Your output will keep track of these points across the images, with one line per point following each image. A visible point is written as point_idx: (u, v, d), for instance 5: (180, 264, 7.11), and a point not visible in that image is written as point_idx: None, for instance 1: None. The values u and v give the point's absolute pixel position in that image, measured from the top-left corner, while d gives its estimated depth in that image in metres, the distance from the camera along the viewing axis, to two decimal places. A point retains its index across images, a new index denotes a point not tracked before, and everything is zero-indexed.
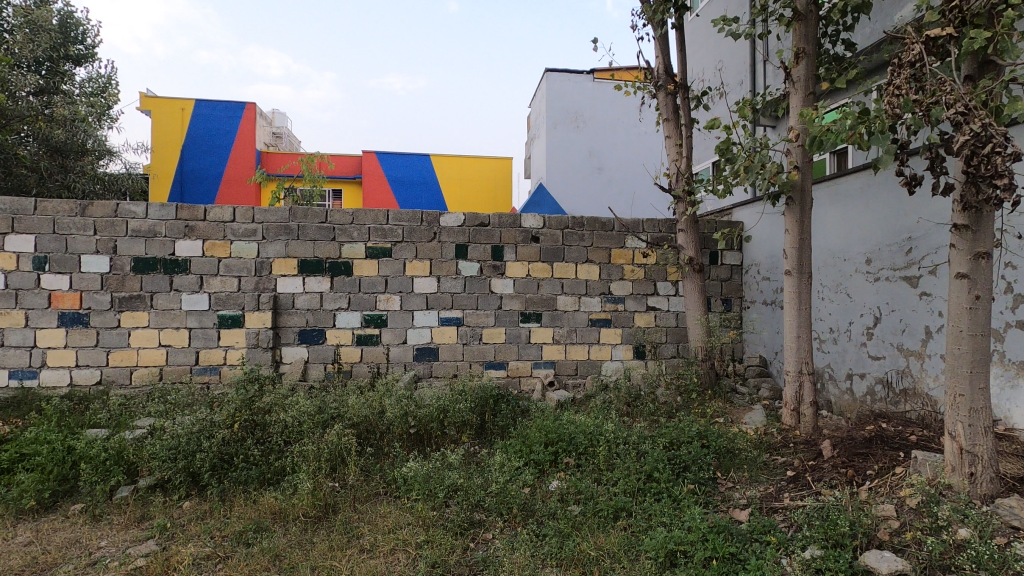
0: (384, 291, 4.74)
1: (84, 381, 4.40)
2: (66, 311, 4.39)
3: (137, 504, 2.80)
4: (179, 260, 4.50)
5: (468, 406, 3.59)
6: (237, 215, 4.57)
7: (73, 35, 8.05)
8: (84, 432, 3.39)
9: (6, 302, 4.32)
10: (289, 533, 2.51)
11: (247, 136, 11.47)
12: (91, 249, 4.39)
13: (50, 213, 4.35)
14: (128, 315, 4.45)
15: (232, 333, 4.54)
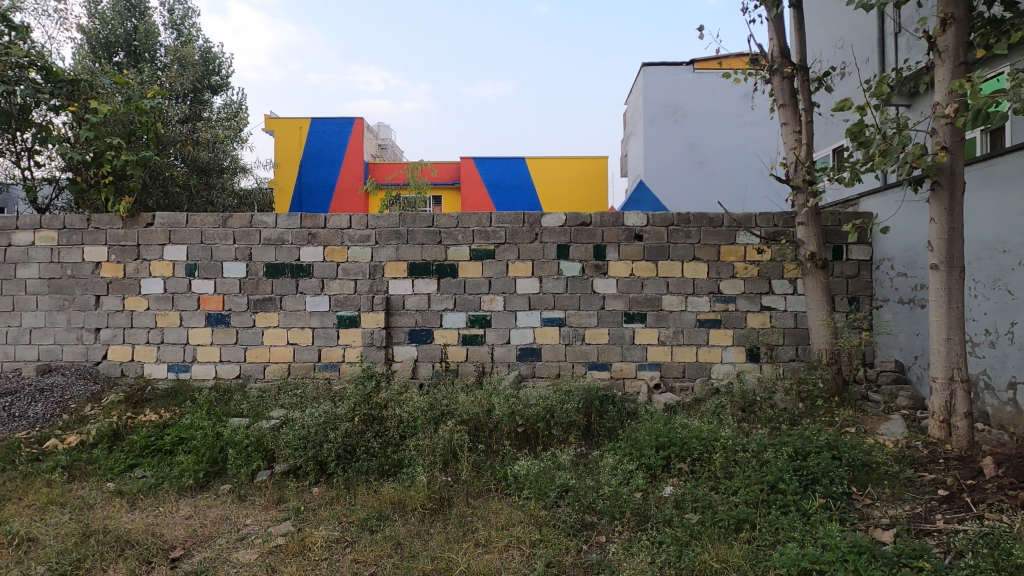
0: (488, 292, 4.84)
1: (227, 375, 4.91)
2: (211, 311, 4.92)
3: (274, 487, 3.06)
4: (304, 265, 4.89)
5: (575, 406, 3.56)
6: (353, 222, 4.88)
7: (213, 67, 9.07)
8: (229, 420, 3.79)
9: (165, 305, 4.94)
10: (409, 523, 2.62)
11: (356, 149, 12.29)
12: (231, 256, 4.90)
13: (199, 225, 4.93)
14: (262, 315, 4.90)
15: (349, 333, 4.85)
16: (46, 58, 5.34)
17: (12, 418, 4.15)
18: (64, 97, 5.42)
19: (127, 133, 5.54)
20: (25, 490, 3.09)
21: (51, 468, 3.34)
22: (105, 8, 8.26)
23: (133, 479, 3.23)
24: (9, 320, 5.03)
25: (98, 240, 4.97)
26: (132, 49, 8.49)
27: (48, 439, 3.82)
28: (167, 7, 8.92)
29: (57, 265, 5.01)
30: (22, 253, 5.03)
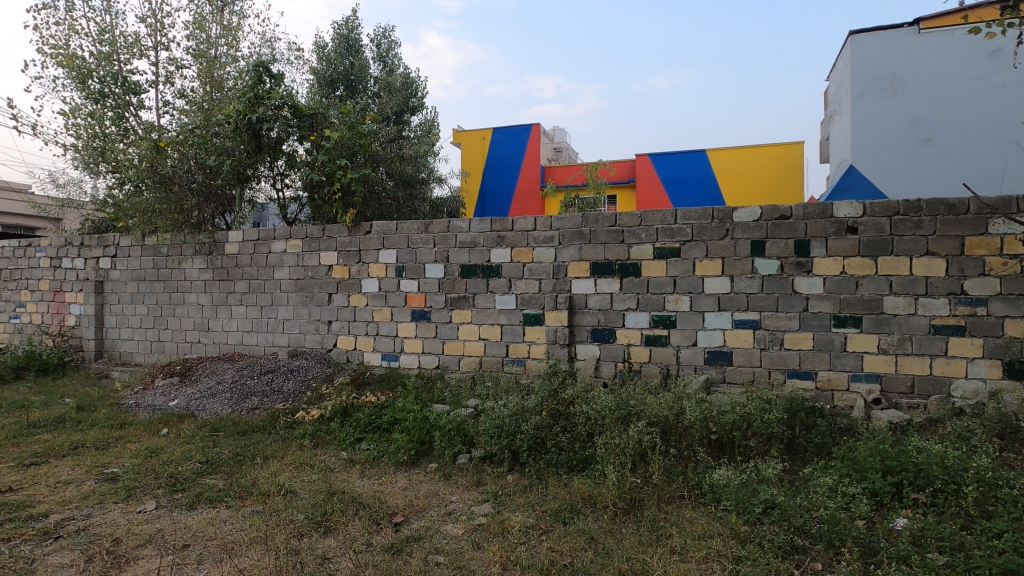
0: (673, 291, 4.67)
1: (428, 365, 5.46)
2: (416, 308, 5.52)
3: (473, 470, 3.32)
4: (493, 266, 5.23)
5: (777, 417, 3.25)
6: (538, 224, 5.08)
7: (413, 90, 10.15)
8: (433, 406, 4.21)
9: (379, 302, 5.68)
10: (600, 520, 2.64)
11: (533, 155, 12.78)
12: (432, 259, 5.45)
13: (406, 232, 5.57)
14: (457, 313, 5.36)
15: (534, 330, 5.07)
16: (294, 97, 6.52)
17: (273, 391, 5.13)
18: (306, 129, 6.54)
19: (350, 154, 6.51)
20: (285, 451, 3.80)
21: (302, 435, 4.07)
22: (329, 51, 9.70)
23: (360, 450, 3.77)
24: (269, 313, 6.24)
25: (330, 247, 5.91)
26: (349, 83, 9.85)
27: (298, 410, 4.65)
28: (375, 43, 10.21)
29: (302, 267, 6.07)
30: (278, 258, 6.20)
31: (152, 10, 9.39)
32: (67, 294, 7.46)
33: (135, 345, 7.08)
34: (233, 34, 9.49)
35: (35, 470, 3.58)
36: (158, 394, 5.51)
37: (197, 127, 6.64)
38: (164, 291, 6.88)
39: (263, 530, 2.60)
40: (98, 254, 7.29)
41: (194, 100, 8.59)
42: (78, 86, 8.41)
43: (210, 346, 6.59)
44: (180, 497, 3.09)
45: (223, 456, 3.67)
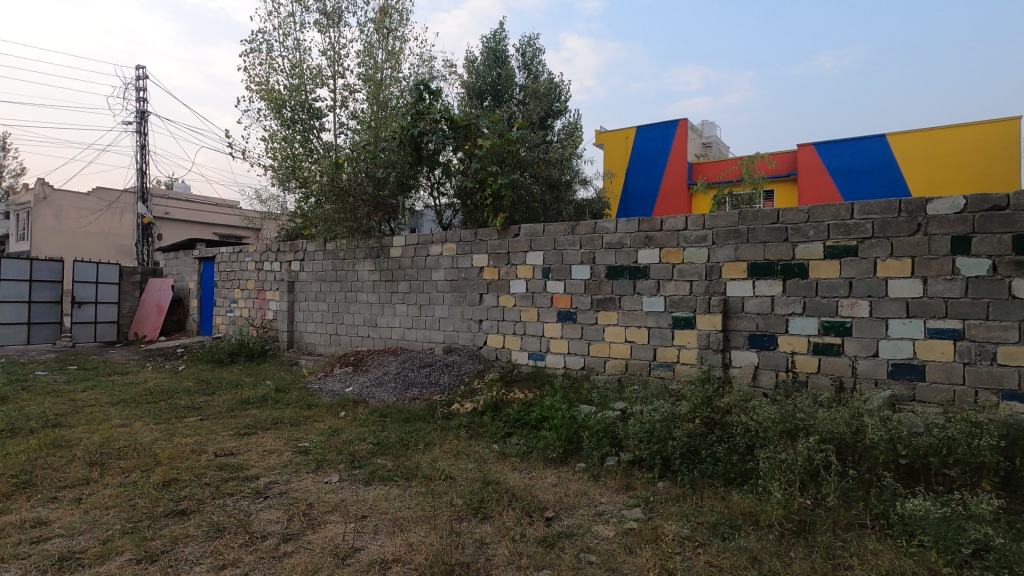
0: (848, 295, 4.17)
1: (574, 366, 5.50)
2: (562, 309, 5.60)
3: (622, 473, 3.28)
4: (641, 267, 5.11)
5: (989, 444, 2.76)
6: (689, 223, 4.87)
7: (557, 95, 10.30)
8: (580, 406, 4.24)
9: (527, 302, 5.86)
10: (764, 539, 2.45)
11: (679, 152, 12.24)
12: (578, 260, 5.49)
13: (553, 234, 5.68)
14: (603, 314, 5.33)
15: (685, 334, 4.85)
16: (450, 111, 6.96)
17: (431, 383, 5.55)
18: (461, 139, 6.96)
19: (501, 161, 6.78)
20: (443, 439, 4.08)
21: (458, 426, 4.35)
22: (479, 64, 10.19)
23: (511, 444, 3.92)
24: (427, 311, 6.76)
25: (482, 249, 6.24)
26: (496, 93, 10.26)
27: (453, 403, 4.97)
28: (521, 52, 10.53)
29: (456, 269, 6.48)
30: (435, 261, 6.69)
31: (331, 43, 10.67)
32: (267, 292, 8.79)
33: (318, 337, 8.11)
34: (396, 57, 10.44)
35: (247, 439, 4.27)
36: (337, 381, 6.26)
37: (368, 144, 7.43)
38: (341, 290, 7.79)
39: (426, 510, 2.83)
40: (290, 258, 8.48)
41: (364, 120, 9.60)
42: (275, 115, 9.86)
43: (377, 340, 7.33)
44: (358, 472, 3.47)
45: (391, 440, 4.05)
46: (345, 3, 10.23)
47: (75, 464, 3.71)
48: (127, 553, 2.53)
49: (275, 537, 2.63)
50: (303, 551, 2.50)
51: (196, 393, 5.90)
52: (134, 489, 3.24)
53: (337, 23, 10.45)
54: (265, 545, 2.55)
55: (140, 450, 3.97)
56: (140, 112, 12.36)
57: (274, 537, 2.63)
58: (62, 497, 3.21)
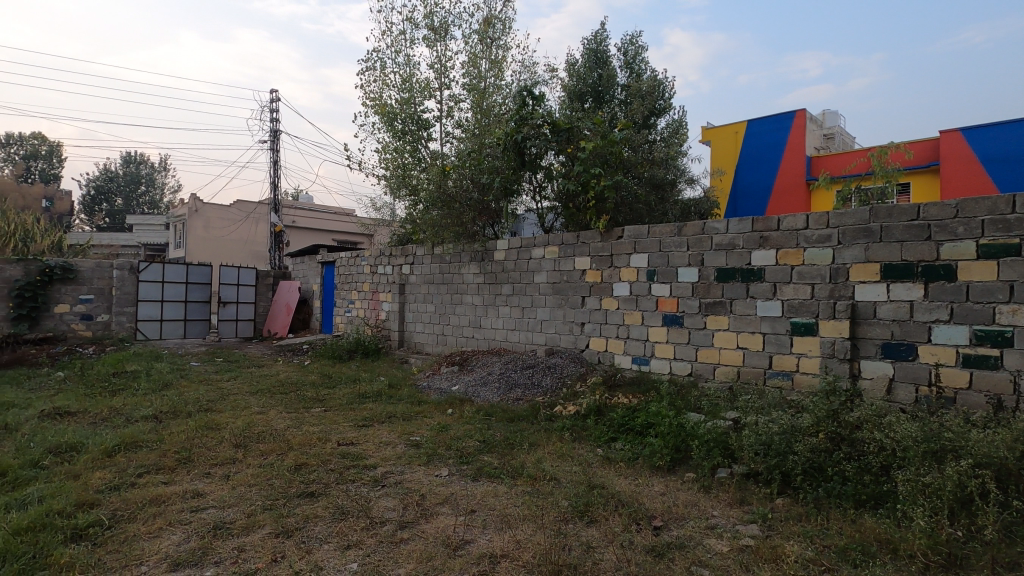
0: (1008, 301, 3.65)
1: (680, 372, 5.29)
2: (667, 312, 5.43)
3: (735, 486, 3.12)
4: (755, 269, 4.82)
5: None
6: (811, 222, 4.51)
7: (660, 92, 10.00)
8: (688, 414, 4.08)
9: (630, 306, 5.75)
10: (904, 570, 2.21)
11: (796, 146, 11.40)
12: (685, 262, 5.30)
13: (658, 235, 5.53)
14: (713, 318, 5.09)
15: (805, 341, 4.50)
16: (552, 115, 7.00)
17: (533, 385, 5.62)
18: (564, 142, 6.96)
19: (603, 163, 6.68)
20: (547, 440, 4.12)
21: (561, 428, 4.37)
22: (580, 67, 10.13)
23: (616, 449, 3.86)
24: (529, 314, 6.86)
25: (584, 252, 6.22)
26: (597, 94, 10.13)
27: (556, 405, 5.00)
28: (623, 51, 10.36)
29: (558, 272, 6.51)
30: (537, 264, 6.76)
31: (438, 57, 11.18)
32: (380, 294, 9.37)
33: (426, 337, 8.52)
34: (499, 65, 10.71)
35: (365, 431, 4.59)
36: (444, 379, 6.53)
37: (473, 152, 7.68)
38: (448, 292, 8.12)
39: (532, 509, 2.88)
40: (401, 262, 8.99)
41: (468, 128, 9.95)
42: (388, 128, 10.51)
43: (481, 341, 7.55)
44: (466, 468, 3.61)
45: (496, 438, 4.16)
46: (452, 18, 10.67)
47: (224, 445, 4.20)
48: (267, 527, 2.83)
49: (392, 523, 2.80)
50: (418, 538, 2.65)
51: (320, 386, 6.45)
52: (272, 471, 3.61)
53: (444, 37, 10.92)
54: (384, 530, 2.73)
55: (275, 436, 4.41)
56: (273, 131, 13.72)
57: (392, 523, 2.80)
58: (214, 473, 3.65)
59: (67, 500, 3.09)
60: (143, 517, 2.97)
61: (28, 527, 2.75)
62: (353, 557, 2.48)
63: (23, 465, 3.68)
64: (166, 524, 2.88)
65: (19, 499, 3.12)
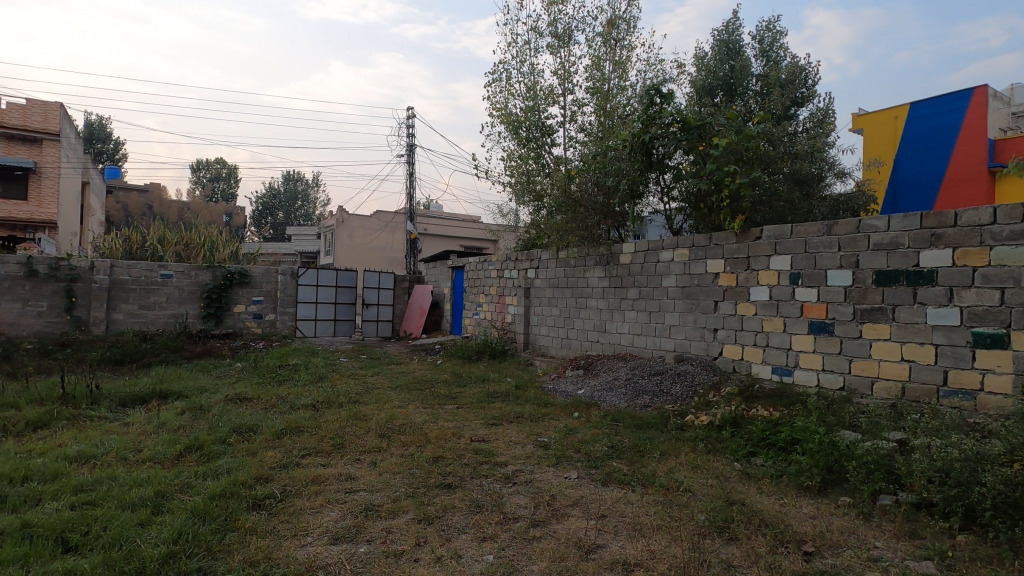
0: None
1: (830, 385, 4.81)
2: (814, 319, 4.96)
3: (903, 517, 2.76)
4: (924, 271, 4.24)
5: None
6: (999, 216, 3.87)
7: (801, 80, 9.16)
8: (841, 432, 3.69)
9: (770, 311, 5.34)
10: None
11: (975, 127, 9.74)
12: (836, 264, 4.81)
13: (803, 235, 5.08)
14: (870, 327, 4.56)
15: (991, 355, 3.86)
16: (682, 112, 6.67)
17: (662, 392, 5.43)
18: (694, 140, 6.57)
19: (739, 159, 6.24)
20: (679, 450, 3.97)
21: (693, 438, 4.18)
22: (710, 60, 9.61)
23: (756, 465, 3.61)
24: (657, 318, 6.66)
25: (717, 255, 5.90)
26: (729, 87, 9.52)
27: (687, 414, 4.80)
28: (758, 39, 9.67)
29: (688, 275, 6.25)
30: (665, 267, 6.55)
31: (561, 63, 11.29)
32: (507, 298, 9.66)
33: (551, 340, 8.61)
34: (623, 66, 10.54)
35: (495, 429, 4.76)
36: (569, 382, 6.57)
37: (597, 155, 7.62)
38: (572, 296, 8.16)
39: (665, 520, 2.79)
40: (527, 266, 9.19)
41: (592, 132, 9.93)
42: (513, 136, 10.81)
43: (606, 345, 7.47)
44: (595, 472, 3.59)
45: (625, 445, 4.09)
46: (575, 23, 10.72)
47: (370, 434, 4.60)
48: (410, 513, 3.05)
49: (525, 520, 2.88)
50: (550, 537, 2.70)
51: (452, 384, 6.80)
52: (413, 461, 3.88)
53: (567, 43, 11.00)
54: (517, 527, 2.81)
55: (414, 429, 4.74)
56: (409, 146, 14.77)
57: (524, 521, 2.88)
58: (363, 459, 4.01)
59: (248, 474, 3.59)
60: (307, 493, 3.35)
61: (221, 494, 3.23)
62: (489, 549, 2.59)
63: (215, 440, 4.33)
64: (325, 501, 3.22)
65: (213, 469, 3.68)
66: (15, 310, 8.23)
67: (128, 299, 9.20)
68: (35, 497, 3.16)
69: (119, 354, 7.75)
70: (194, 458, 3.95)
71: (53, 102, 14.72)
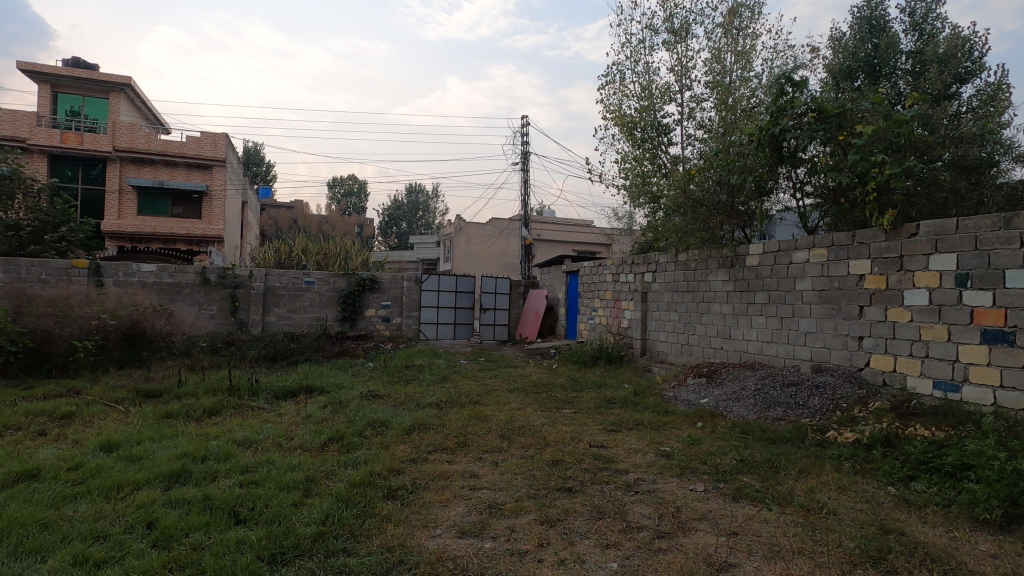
0: None
1: (1011, 405, 4.10)
2: (988, 327, 4.27)
3: None
4: None
5: None
6: None
7: (965, 53, 7.96)
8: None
9: (930, 318, 4.69)
10: None
11: None
12: (1017, 263, 4.11)
13: (972, 230, 4.42)
14: None
15: None
16: (817, 100, 6.09)
17: (798, 405, 5.00)
18: (833, 130, 5.98)
19: (888, 148, 5.59)
20: (820, 468, 3.63)
21: (837, 456, 3.80)
22: (848, 40, 8.71)
23: (915, 491, 3.20)
24: (790, 324, 6.15)
25: (863, 254, 5.33)
26: (872, 68, 8.56)
27: (829, 429, 4.37)
28: (908, 12, 8.58)
29: (827, 278, 5.72)
30: (800, 269, 6.05)
31: (678, 58, 10.89)
32: (623, 302, 9.48)
33: (669, 346, 8.31)
34: (746, 56, 9.91)
35: (614, 435, 4.69)
36: (691, 391, 6.28)
37: (719, 152, 7.21)
38: (693, 301, 7.81)
39: (806, 544, 2.57)
40: (644, 270, 8.98)
41: (713, 128, 9.44)
42: (627, 138, 10.59)
43: (732, 353, 7.05)
44: (724, 486, 3.40)
45: (756, 459, 3.83)
46: (693, 16, 10.29)
47: (491, 435, 4.74)
48: (533, 514, 3.10)
49: (650, 531, 2.80)
50: (677, 550, 2.60)
51: (569, 389, 6.80)
52: (533, 463, 3.95)
53: (684, 37, 10.59)
54: (642, 537, 2.74)
55: (533, 431, 4.81)
56: (524, 153, 15.09)
57: (648, 531, 2.80)
58: (485, 458, 4.15)
59: (383, 465, 3.87)
60: (435, 487, 3.54)
61: (360, 482, 3.52)
62: (613, 557, 2.55)
63: (353, 433, 4.72)
64: (452, 496, 3.38)
65: (352, 459, 4.02)
66: (193, 313, 9.61)
67: (279, 304, 10.35)
68: (212, 474, 3.66)
69: (272, 353, 8.74)
70: (336, 448, 4.34)
71: (221, 133, 16.98)
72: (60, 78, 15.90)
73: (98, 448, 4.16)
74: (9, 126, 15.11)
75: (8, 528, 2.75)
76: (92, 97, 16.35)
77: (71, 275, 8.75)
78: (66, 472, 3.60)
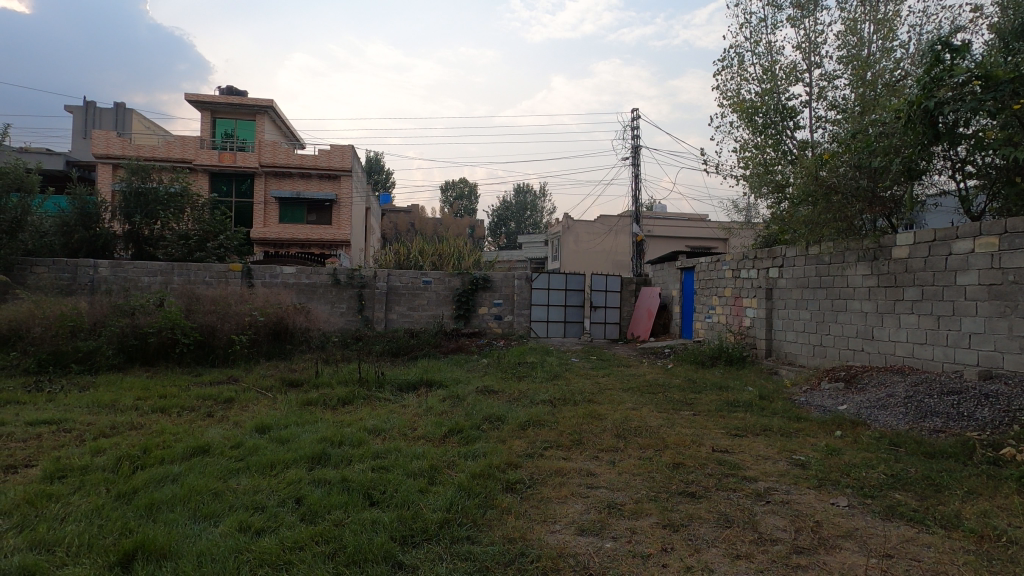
0: None
1: None
2: None
3: None
4: None
5: None
6: None
7: None
8: None
9: None
10: None
11: None
12: None
13: None
14: None
15: None
16: (984, 65, 5.20)
17: (962, 416, 4.37)
18: (1006, 99, 5.06)
19: None
20: (994, 490, 3.14)
21: (1016, 477, 3.27)
22: None
23: None
24: (950, 324, 5.41)
25: None
26: None
27: (1004, 446, 3.77)
28: None
29: (999, 270, 4.94)
30: (963, 260, 5.30)
31: (806, 35, 10.02)
32: (744, 300, 8.90)
33: (799, 347, 7.68)
34: (888, 24, 8.83)
35: (739, 440, 4.42)
36: (826, 396, 5.74)
37: (859, 132, 6.54)
38: (828, 298, 7.15)
39: None
40: (769, 265, 8.37)
41: (847, 108, 8.57)
42: (747, 124, 9.92)
43: (875, 356, 6.35)
44: (871, 502, 3.06)
45: (911, 474, 3.40)
46: None
47: (607, 434, 4.67)
48: (654, 517, 3.00)
49: (785, 545, 2.60)
50: (820, 569, 2.38)
51: (686, 390, 6.52)
52: (652, 464, 3.83)
53: (812, 11, 9.71)
54: (776, 550, 2.55)
55: (651, 433, 4.66)
56: (635, 147, 14.75)
57: (784, 545, 2.60)
58: (602, 457, 4.09)
59: (500, 459, 3.96)
60: (552, 484, 3.55)
61: (480, 474, 3.64)
62: (744, 568, 2.40)
63: (471, 426, 4.89)
64: (570, 493, 3.37)
65: (472, 451, 4.16)
66: (327, 311, 10.52)
67: (400, 302, 11.01)
68: (348, 458, 3.98)
69: (395, 348, 9.32)
70: (455, 440, 4.52)
71: (348, 145, 18.44)
72: (218, 105, 18.22)
73: (254, 429, 4.70)
74: (180, 150, 17.58)
75: (188, 495, 3.19)
76: (243, 120, 18.51)
77: (228, 278, 9.97)
78: (230, 449, 4.11)
